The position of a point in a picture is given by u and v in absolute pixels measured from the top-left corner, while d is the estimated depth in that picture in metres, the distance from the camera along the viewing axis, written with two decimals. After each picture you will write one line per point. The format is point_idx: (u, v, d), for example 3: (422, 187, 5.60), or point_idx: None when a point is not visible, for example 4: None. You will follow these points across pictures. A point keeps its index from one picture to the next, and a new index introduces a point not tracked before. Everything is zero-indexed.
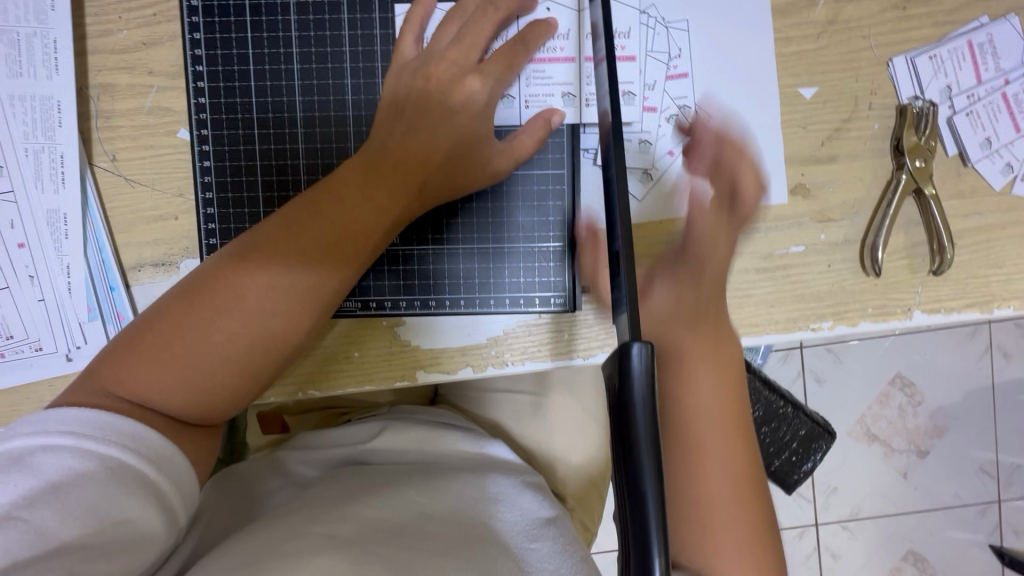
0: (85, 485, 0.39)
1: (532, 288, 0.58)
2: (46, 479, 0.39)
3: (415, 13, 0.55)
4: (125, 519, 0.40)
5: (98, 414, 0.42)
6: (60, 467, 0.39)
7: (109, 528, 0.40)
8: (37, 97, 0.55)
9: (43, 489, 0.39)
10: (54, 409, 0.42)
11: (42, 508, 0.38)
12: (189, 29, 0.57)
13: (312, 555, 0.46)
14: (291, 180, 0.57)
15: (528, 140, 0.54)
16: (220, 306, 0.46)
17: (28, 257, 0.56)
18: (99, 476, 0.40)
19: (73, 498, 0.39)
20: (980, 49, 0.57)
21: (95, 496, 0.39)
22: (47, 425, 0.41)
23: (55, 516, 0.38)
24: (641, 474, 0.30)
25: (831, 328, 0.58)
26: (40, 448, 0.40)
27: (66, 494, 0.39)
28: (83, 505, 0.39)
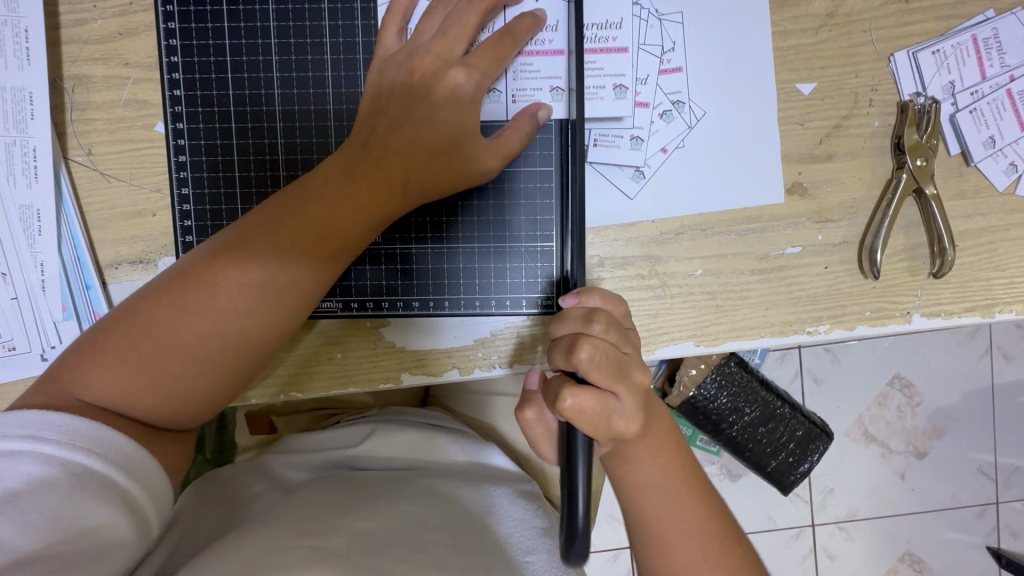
0: (47, 494, 0.38)
1: (519, 289, 0.56)
2: (5, 486, 0.38)
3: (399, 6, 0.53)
4: (89, 526, 0.39)
5: (61, 417, 0.41)
6: (20, 474, 0.38)
7: (74, 536, 0.39)
8: (8, 89, 0.53)
9: (2, 497, 0.38)
10: (13, 411, 0.41)
11: (1, 517, 0.37)
12: (164, 18, 0.54)
13: (299, 568, 0.46)
14: (270, 175, 0.55)
15: (515, 136, 0.51)
16: (192, 306, 0.45)
17: (1, 254, 0.54)
18: (60, 485, 0.39)
19: (34, 507, 0.38)
20: (985, 44, 0.55)
21: (56, 505, 0.38)
22: (7, 429, 0.39)
23: (14, 527, 0.37)
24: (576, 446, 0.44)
25: (827, 331, 0.56)
26: (0, 453, 0.39)
27: (26, 503, 0.38)
28: (44, 514, 0.38)
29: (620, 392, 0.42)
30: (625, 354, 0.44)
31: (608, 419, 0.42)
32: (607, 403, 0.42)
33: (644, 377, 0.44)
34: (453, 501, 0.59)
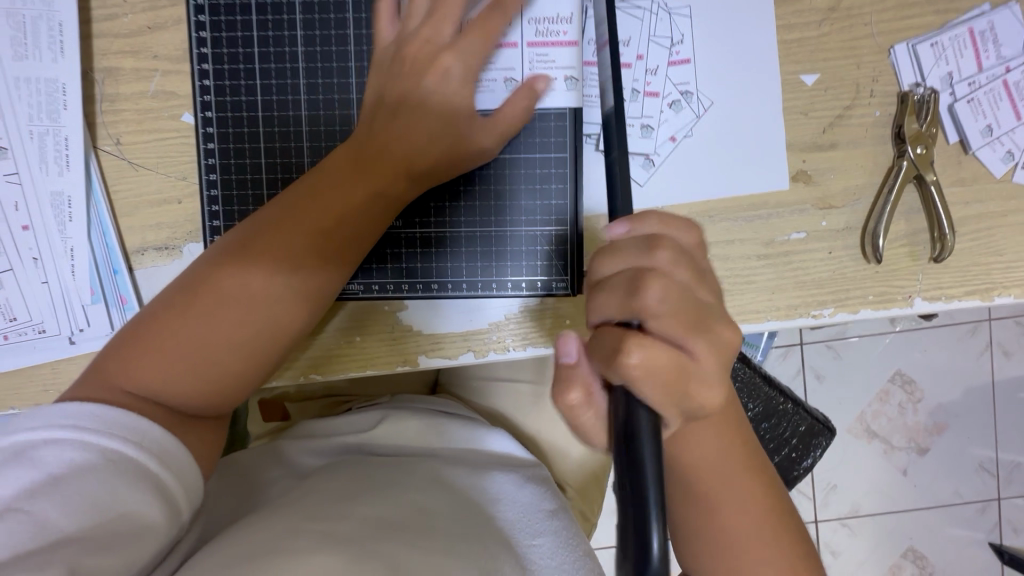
0: (88, 477, 0.40)
1: (534, 272, 0.58)
2: (49, 471, 0.39)
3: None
4: (126, 511, 0.40)
5: (98, 408, 0.42)
6: (62, 460, 0.40)
7: (111, 520, 0.39)
8: (42, 80, 0.55)
9: (44, 481, 0.39)
10: (56, 405, 0.43)
11: (43, 500, 0.38)
12: (194, 11, 0.56)
13: (310, 554, 0.46)
14: (295, 162, 0.57)
15: (514, 110, 0.53)
16: (223, 297, 0.47)
17: (32, 240, 0.56)
18: (100, 469, 0.40)
19: (75, 490, 0.39)
20: (982, 37, 0.58)
21: (96, 487, 0.39)
22: (50, 420, 0.41)
23: (55, 508, 0.38)
24: (637, 419, 0.33)
25: (831, 315, 0.58)
26: (44, 441, 0.40)
27: (68, 486, 0.39)
28: (85, 496, 0.39)
29: (695, 349, 0.35)
30: (700, 298, 0.37)
31: (683, 379, 0.35)
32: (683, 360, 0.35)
33: (728, 331, 0.37)
34: (461, 489, 0.60)
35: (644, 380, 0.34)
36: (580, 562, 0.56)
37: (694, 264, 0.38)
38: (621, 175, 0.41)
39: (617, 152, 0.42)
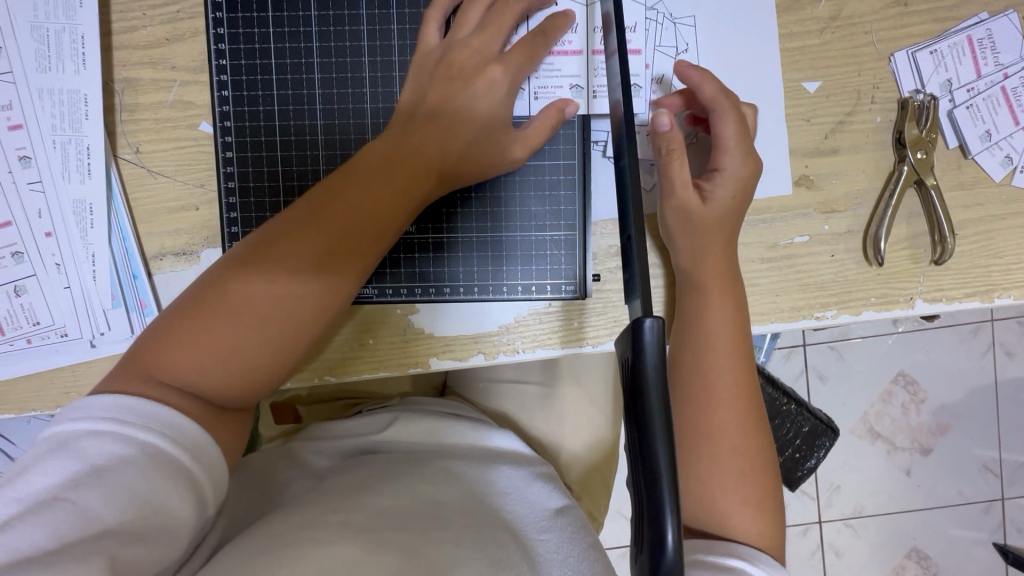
0: (126, 469, 0.41)
1: (543, 276, 0.60)
2: (90, 463, 0.41)
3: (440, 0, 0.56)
4: (161, 504, 0.41)
5: (140, 400, 0.43)
6: (103, 452, 0.41)
7: (146, 513, 0.41)
8: (65, 91, 0.56)
9: (86, 472, 0.40)
10: (95, 399, 0.43)
11: (86, 490, 0.40)
12: (213, 24, 0.58)
13: (328, 542, 0.49)
14: (311, 169, 0.59)
15: (543, 128, 0.55)
16: (252, 292, 0.47)
17: (55, 246, 0.57)
18: (138, 462, 0.41)
19: (114, 482, 0.40)
20: (980, 44, 0.59)
21: (134, 480, 0.41)
22: (93, 412, 0.43)
23: (98, 499, 0.40)
24: (649, 404, 0.32)
25: (834, 317, 0.59)
26: (87, 433, 0.42)
27: (108, 478, 0.40)
28: (123, 488, 0.40)
29: (720, 298, 0.54)
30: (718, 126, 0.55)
31: (703, 321, 0.55)
32: (706, 315, 0.54)
33: (729, 165, 0.54)
34: (472, 484, 0.62)
35: (657, 380, 0.32)
36: (587, 553, 0.56)
37: (744, 141, 0.55)
38: (629, 152, 0.37)
39: (630, 153, 0.38)
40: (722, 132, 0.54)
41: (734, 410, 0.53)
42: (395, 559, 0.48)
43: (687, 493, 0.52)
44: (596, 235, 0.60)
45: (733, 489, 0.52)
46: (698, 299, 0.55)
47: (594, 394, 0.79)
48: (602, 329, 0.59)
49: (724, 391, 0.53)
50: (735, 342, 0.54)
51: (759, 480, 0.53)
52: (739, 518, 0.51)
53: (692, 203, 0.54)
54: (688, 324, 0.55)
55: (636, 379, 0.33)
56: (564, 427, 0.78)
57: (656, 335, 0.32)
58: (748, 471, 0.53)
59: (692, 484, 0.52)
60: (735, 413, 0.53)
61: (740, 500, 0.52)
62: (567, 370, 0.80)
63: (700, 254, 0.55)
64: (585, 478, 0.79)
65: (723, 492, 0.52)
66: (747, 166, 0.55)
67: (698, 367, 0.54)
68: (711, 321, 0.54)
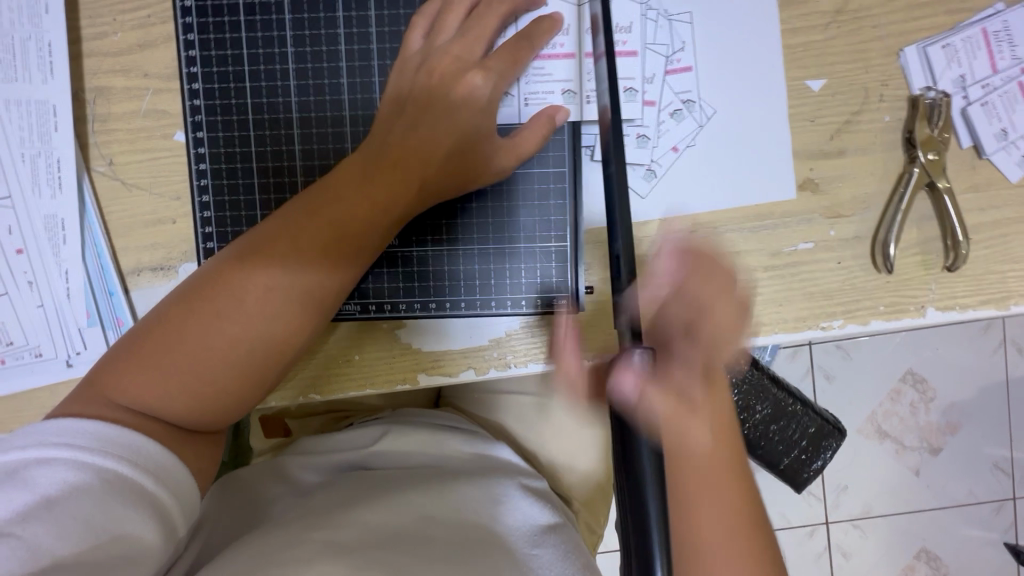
0: (80, 498, 0.39)
1: (533, 289, 0.57)
2: (41, 493, 0.39)
3: (426, 8, 0.54)
4: (121, 531, 0.39)
5: (95, 425, 0.42)
6: (55, 480, 0.39)
7: (105, 542, 0.39)
8: (33, 102, 0.54)
9: (38, 504, 0.38)
10: (50, 421, 0.42)
11: (35, 523, 0.38)
12: (183, 30, 0.56)
13: (314, 563, 0.46)
14: (288, 181, 0.56)
15: (531, 137, 0.52)
16: (218, 310, 0.45)
17: (27, 263, 0.55)
18: (94, 489, 0.39)
19: (68, 512, 0.38)
20: (996, 37, 0.56)
21: (90, 508, 0.39)
22: (44, 438, 0.41)
23: (48, 532, 0.37)
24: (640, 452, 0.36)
25: (841, 327, 0.56)
26: (37, 461, 0.40)
27: (61, 509, 0.38)
28: (78, 517, 0.38)
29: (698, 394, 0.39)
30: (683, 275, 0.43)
31: (689, 396, 0.38)
32: (689, 391, 0.38)
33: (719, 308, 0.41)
34: (464, 495, 0.59)
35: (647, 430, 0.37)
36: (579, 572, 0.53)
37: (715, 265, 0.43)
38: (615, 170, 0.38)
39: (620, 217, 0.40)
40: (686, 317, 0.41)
41: None
42: None
43: None
44: (590, 244, 0.57)
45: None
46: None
47: None
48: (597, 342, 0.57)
49: None
50: None
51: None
52: None
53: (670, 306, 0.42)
54: None
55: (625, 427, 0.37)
56: (562, 439, 0.76)
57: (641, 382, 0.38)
58: None
59: None
60: None
61: None
62: None
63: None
64: (585, 493, 0.76)
65: None
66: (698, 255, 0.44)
67: None
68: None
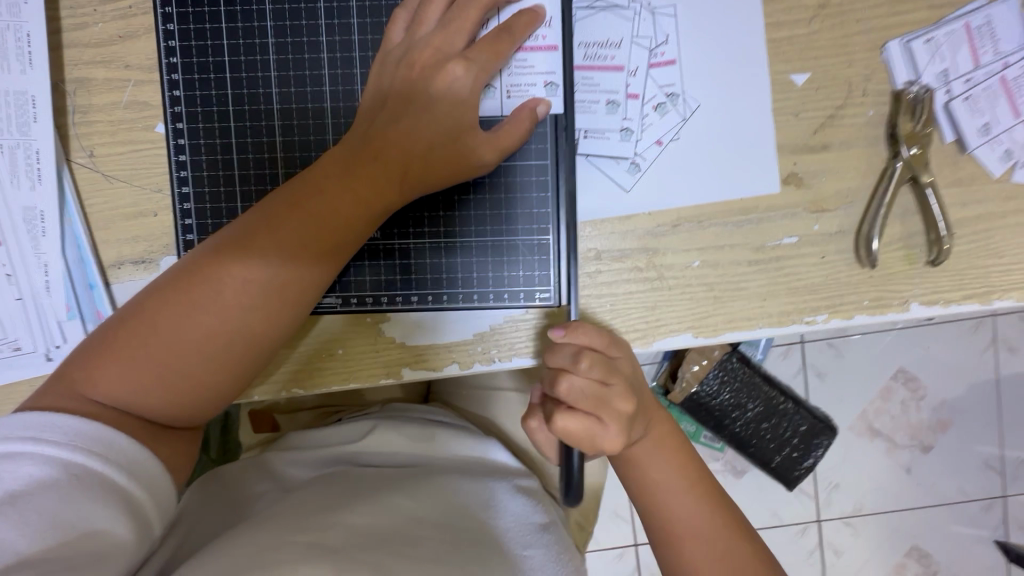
0: (47, 494, 0.38)
1: (515, 283, 0.57)
2: (8, 488, 0.38)
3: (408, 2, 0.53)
4: (88, 527, 0.39)
5: (65, 419, 0.41)
6: (20, 476, 0.38)
7: (74, 538, 0.39)
8: (11, 93, 0.54)
9: (2, 499, 0.38)
10: (19, 413, 0.41)
11: (1, 519, 0.37)
12: (163, 20, 0.55)
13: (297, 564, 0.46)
14: (269, 173, 0.56)
15: (513, 131, 0.52)
16: (195, 303, 0.45)
17: (5, 256, 0.55)
18: (61, 485, 0.39)
19: (33, 509, 0.38)
20: (979, 32, 0.56)
21: (57, 504, 0.38)
22: (9, 432, 0.40)
23: (14, 528, 0.37)
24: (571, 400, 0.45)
25: (826, 321, 0.56)
26: (2, 456, 0.39)
27: (27, 505, 0.38)
28: (43, 514, 0.38)
29: (607, 420, 0.45)
30: (607, 386, 0.46)
31: (596, 443, 0.45)
32: (593, 429, 0.45)
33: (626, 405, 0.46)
34: (453, 496, 0.59)
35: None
36: None
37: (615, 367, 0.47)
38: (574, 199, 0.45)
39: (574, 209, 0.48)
40: (579, 395, 0.45)
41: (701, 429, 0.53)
42: None
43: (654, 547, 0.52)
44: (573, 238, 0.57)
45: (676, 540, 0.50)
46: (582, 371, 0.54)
47: None
48: None
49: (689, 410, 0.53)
50: None
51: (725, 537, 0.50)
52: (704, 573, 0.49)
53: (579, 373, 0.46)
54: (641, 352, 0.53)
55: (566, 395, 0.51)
56: None
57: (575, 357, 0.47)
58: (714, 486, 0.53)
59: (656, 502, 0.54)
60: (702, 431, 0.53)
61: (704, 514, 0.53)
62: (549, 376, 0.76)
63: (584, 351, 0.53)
64: None
65: None
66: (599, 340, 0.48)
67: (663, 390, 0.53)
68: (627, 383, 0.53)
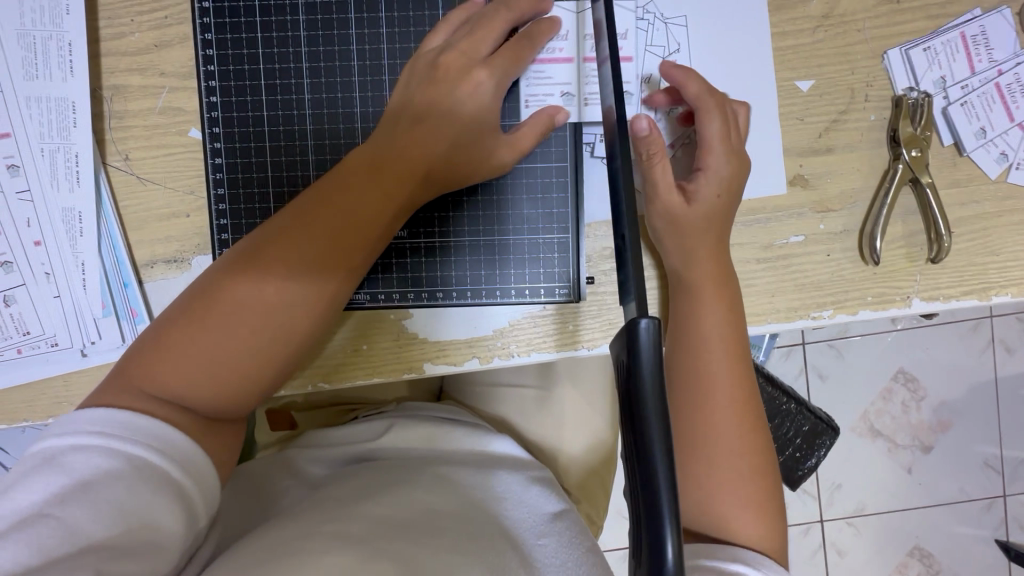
0: (112, 484, 0.40)
1: (537, 279, 0.59)
2: (76, 477, 0.40)
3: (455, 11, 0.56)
4: (153, 517, 0.41)
5: (125, 413, 0.43)
6: (91, 466, 0.40)
7: (136, 527, 0.40)
8: (52, 99, 0.56)
9: (72, 487, 0.40)
10: (79, 413, 0.43)
11: (72, 505, 0.39)
12: (201, 30, 0.58)
13: (324, 554, 0.47)
14: (301, 175, 0.58)
15: (530, 133, 0.55)
16: (241, 300, 0.47)
17: (44, 255, 0.57)
18: (127, 476, 0.41)
19: (104, 497, 0.39)
20: (974, 41, 0.59)
21: (121, 494, 0.40)
22: (79, 425, 0.42)
23: (84, 513, 0.39)
24: (645, 396, 0.31)
25: (831, 316, 0.59)
26: (73, 448, 0.41)
27: (95, 492, 0.39)
28: (112, 503, 0.40)
29: (701, 256, 0.54)
30: (730, 193, 0.55)
31: (686, 240, 0.54)
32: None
33: (730, 289, 0.55)
34: (468, 490, 0.61)
35: (654, 403, 0.31)
36: (586, 558, 0.55)
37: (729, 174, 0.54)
38: (622, 158, 0.36)
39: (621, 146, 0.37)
40: (674, 242, 0.55)
41: (736, 412, 0.53)
42: (390, 568, 0.47)
43: (683, 497, 0.53)
44: (589, 237, 0.60)
45: (722, 504, 0.52)
46: (686, 300, 0.55)
47: (590, 395, 0.79)
48: (598, 332, 0.59)
49: (723, 394, 0.53)
50: (728, 345, 0.54)
51: (754, 485, 0.53)
52: (728, 522, 0.52)
53: (677, 206, 0.54)
54: (687, 322, 0.55)
55: (631, 391, 0.31)
56: (561, 430, 0.78)
57: (651, 337, 0.31)
58: (746, 475, 0.53)
59: (694, 489, 0.52)
60: (738, 415, 0.53)
61: (740, 506, 0.52)
62: (562, 373, 0.79)
63: (690, 254, 0.54)
64: (584, 483, 0.79)
65: (720, 489, 0.52)
66: (733, 165, 0.54)
67: (697, 370, 0.54)
68: (706, 325, 0.54)
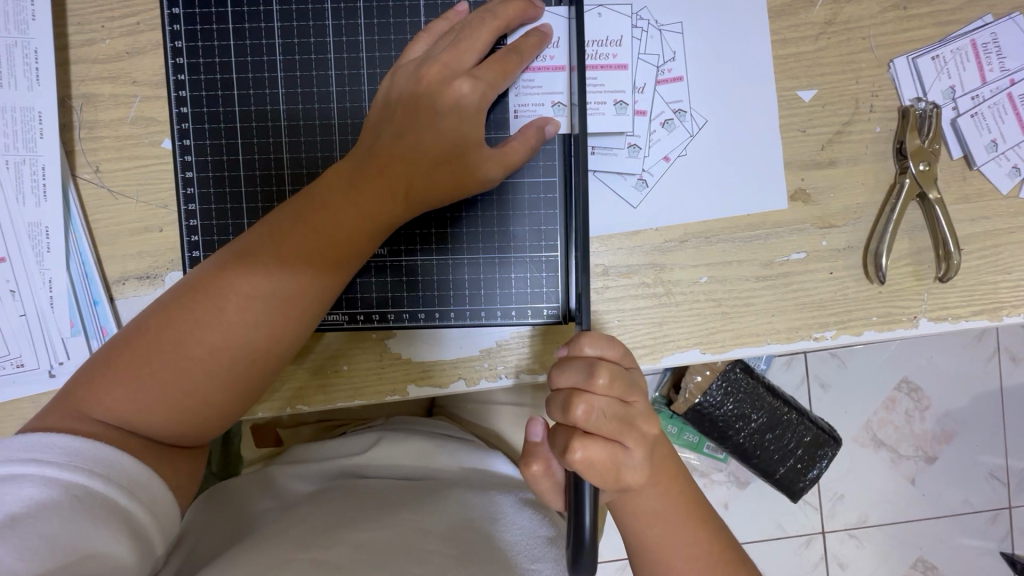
0: (47, 516, 0.37)
1: (524, 300, 0.57)
2: (6, 511, 0.37)
3: (436, 23, 0.53)
4: (92, 550, 0.38)
5: (63, 439, 0.40)
6: (21, 498, 0.38)
7: (75, 561, 0.37)
8: (17, 109, 0.54)
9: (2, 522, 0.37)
10: (21, 434, 0.41)
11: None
12: (172, 38, 0.56)
13: None
14: (276, 191, 0.56)
15: (519, 147, 0.52)
16: (200, 317, 0.44)
17: (9, 272, 0.54)
18: (62, 507, 0.38)
19: (33, 531, 0.37)
20: (985, 49, 0.56)
21: (56, 526, 0.37)
22: (11, 452, 0.39)
23: (12, 552, 0.36)
24: None
25: (834, 337, 0.56)
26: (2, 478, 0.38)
27: (26, 528, 0.37)
28: (43, 537, 0.37)
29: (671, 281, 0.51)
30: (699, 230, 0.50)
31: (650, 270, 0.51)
32: (618, 456, 0.42)
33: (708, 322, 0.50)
34: (455, 508, 0.57)
35: None
36: None
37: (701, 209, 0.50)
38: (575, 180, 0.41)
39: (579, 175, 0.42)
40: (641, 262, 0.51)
41: None
42: None
43: None
44: None
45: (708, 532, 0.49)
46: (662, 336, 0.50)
47: None
48: None
49: None
50: None
51: None
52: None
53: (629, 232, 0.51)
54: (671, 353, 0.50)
55: None
56: None
57: None
58: None
59: None
60: None
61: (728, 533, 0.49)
62: None
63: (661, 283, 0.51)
64: None
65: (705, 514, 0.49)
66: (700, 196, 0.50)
67: None
68: None
